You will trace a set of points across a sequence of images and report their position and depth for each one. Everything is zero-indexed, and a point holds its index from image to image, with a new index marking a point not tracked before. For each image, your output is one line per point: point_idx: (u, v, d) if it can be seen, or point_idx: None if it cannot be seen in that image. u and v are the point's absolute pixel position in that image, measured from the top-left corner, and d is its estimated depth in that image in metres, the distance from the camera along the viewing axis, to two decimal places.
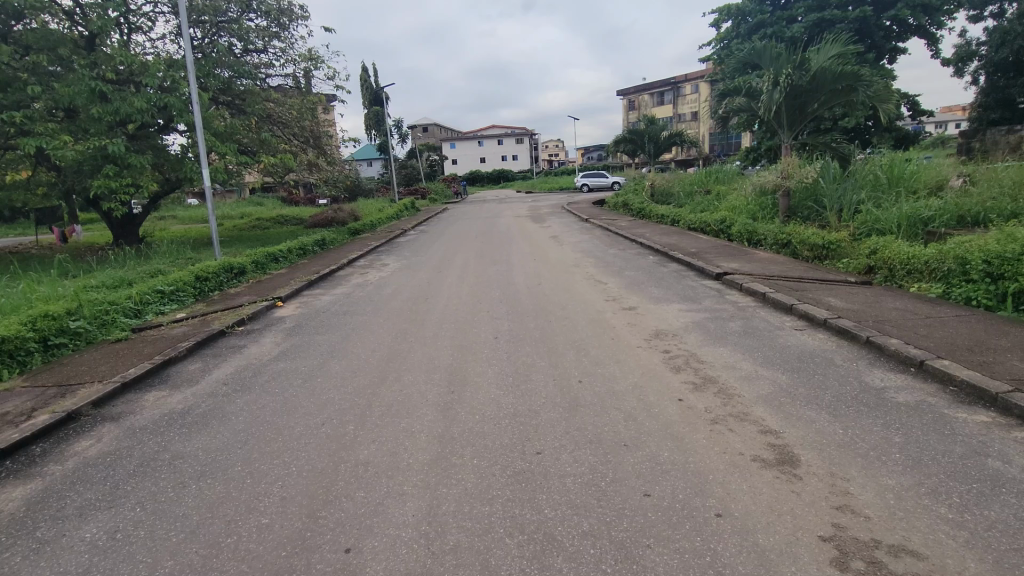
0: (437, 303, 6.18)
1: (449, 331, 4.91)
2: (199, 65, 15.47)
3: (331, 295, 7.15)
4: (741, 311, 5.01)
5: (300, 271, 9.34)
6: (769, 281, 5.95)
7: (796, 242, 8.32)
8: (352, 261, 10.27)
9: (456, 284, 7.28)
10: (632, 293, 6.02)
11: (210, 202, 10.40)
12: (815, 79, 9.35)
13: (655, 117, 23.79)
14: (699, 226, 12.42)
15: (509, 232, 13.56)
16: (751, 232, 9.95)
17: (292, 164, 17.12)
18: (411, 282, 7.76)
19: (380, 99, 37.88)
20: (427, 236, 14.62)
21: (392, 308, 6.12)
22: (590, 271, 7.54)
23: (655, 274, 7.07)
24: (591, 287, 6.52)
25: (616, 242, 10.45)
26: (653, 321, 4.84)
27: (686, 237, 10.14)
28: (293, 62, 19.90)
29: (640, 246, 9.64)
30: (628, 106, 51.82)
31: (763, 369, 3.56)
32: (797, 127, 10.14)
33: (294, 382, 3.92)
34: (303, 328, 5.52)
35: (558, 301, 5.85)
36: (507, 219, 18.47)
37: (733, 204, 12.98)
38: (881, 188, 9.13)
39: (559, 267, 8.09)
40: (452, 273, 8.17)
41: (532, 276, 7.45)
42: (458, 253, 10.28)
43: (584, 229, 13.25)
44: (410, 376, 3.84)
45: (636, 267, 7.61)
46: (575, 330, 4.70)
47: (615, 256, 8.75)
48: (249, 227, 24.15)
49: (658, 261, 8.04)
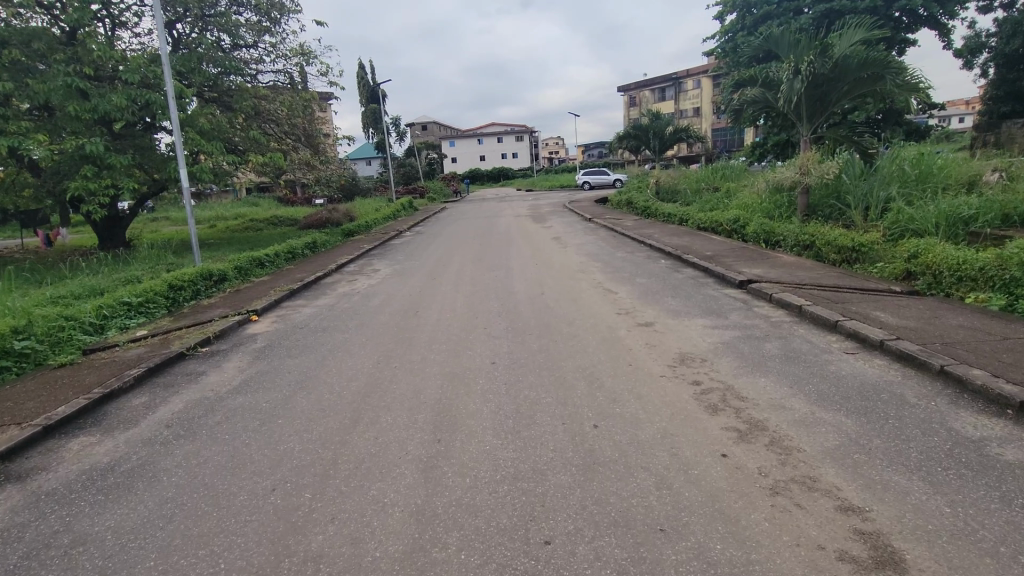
0: (429, 316, 5.54)
1: (439, 354, 4.26)
2: (183, 61, 14.80)
3: (313, 307, 6.49)
4: (776, 328, 4.34)
5: (285, 278, 8.68)
6: (802, 290, 5.29)
7: (821, 243, 7.66)
8: (340, 266, 9.61)
9: (451, 294, 6.64)
10: (646, 305, 5.35)
11: (189, 204, 9.71)
12: (837, 67, 8.68)
13: (659, 112, 23.13)
14: (709, 226, 11.76)
15: (509, 234, 12.89)
16: (768, 233, 9.28)
17: (284, 163, 16.46)
18: (402, 291, 7.10)
19: (376, 96, 37.20)
20: (423, 238, 13.96)
21: (379, 323, 5.47)
22: (598, 278, 6.88)
23: (670, 281, 6.40)
24: (601, 297, 5.85)
25: (623, 243, 9.80)
26: (675, 342, 4.18)
27: (698, 238, 9.48)
28: (284, 58, 19.22)
29: (649, 249, 8.97)
30: (629, 102, 51.07)
31: (820, 409, 2.89)
32: (816, 120, 9.44)
33: (250, 424, 3.26)
34: (275, 349, 4.86)
35: (564, 315, 5.19)
36: (508, 219, 17.79)
37: (746, 203, 12.28)
38: (910, 184, 8.45)
39: (564, 273, 7.42)
40: (447, 281, 7.52)
41: (534, 284, 6.78)
42: (454, 257, 9.64)
43: (588, 229, 12.60)
44: (390, 417, 3.18)
45: (648, 273, 6.94)
46: (585, 353, 4.04)
47: (623, 260, 8.08)
48: (242, 228, 23.47)
49: (672, 266, 7.37)
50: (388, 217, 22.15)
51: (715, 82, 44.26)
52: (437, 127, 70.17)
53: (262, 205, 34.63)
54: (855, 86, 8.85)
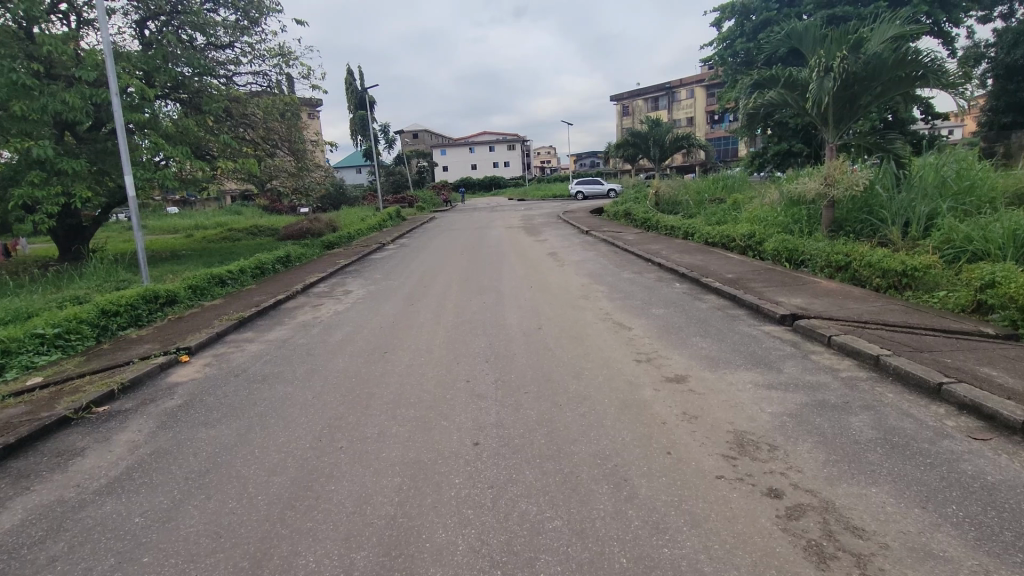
0: (400, 360, 4.43)
1: (403, 428, 3.13)
2: (147, 58, 13.64)
3: (262, 343, 5.34)
4: (854, 391, 3.26)
5: (241, 301, 7.51)
6: (866, 331, 4.21)
7: (860, 266, 6.63)
8: (308, 285, 8.47)
9: (430, 326, 5.54)
10: (672, 349, 4.26)
11: (136, 214, 8.50)
12: (870, 66, 7.64)
13: (658, 119, 22.16)
14: (720, 241, 10.76)
15: (499, 249, 11.79)
16: (791, 250, 8.26)
17: (258, 170, 15.30)
18: (373, 321, 5.98)
19: (363, 103, 36.11)
20: (407, 252, 12.84)
21: (335, 368, 4.35)
22: (605, 307, 5.78)
23: (692, 313, 5.34)
24: (613, 335, 4.76)
25: (627, 262, 8.77)
26: (723, 412, 3.08)
27: (713, 256, 8.45)
28: (263, 59, 18.15)
29: (660, 269, 7.88)
30: (621, 111, 50.37)
31: (996, 565, 1.81)
32: (844, 125, 8.40)
33: (98, 565, 2.10)
34: (192, 410, 3.71)
35: (570, 363, 4.08)
36: (500, 231, 16.72)
37: (759, 215, 11.24)
38: (955, 196, 7.44)
39: (565, 299, 6.33)
40: (428, 308, 6.41)
41: (528, 314, 5.69)
42: (438, 277, 8.54)
43: (587, 244, 11.56)
44: (309, 559, 2.06)
45: (664, 302, 5.86)
46: (603, 431, 2.93)
47: (632, 283, 6.99)
48: (219, 239, 22.26)
49: (691, 292, 6.28)
50: (373, 228, 21.00)
51: (709, 92, 43.63)
52: (428, 134, 69.13)
53: (246, 213, 33.44)
54: (888, 88, 7.81)
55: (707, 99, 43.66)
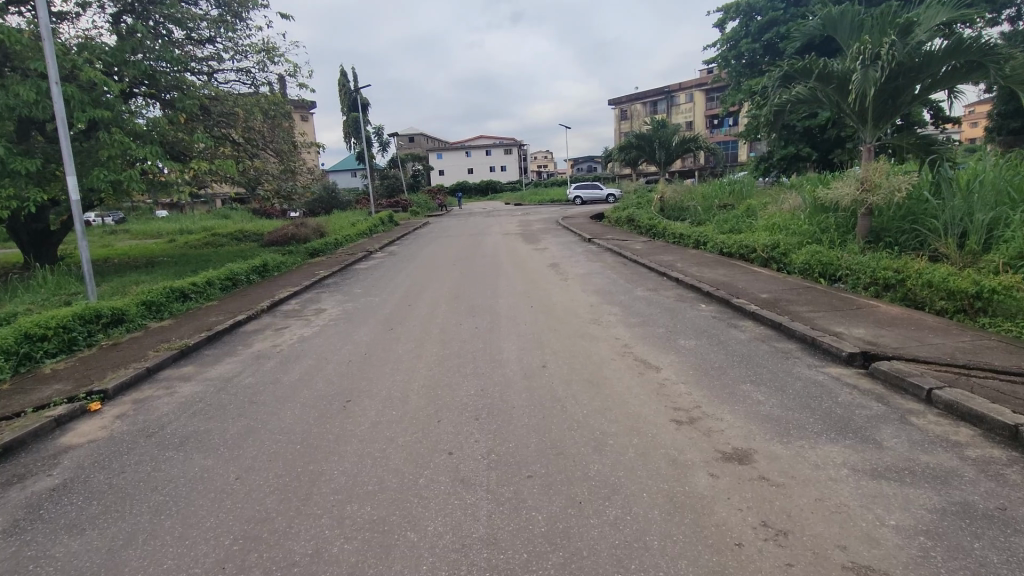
0: (365, 415, 3.41)
1: (351, 547, 2.12)
2: (114, 51, 12.55)
3: (200, 384, 4.31)
4: (1007, 488, 2.25)
5: (197, 321, 6.49)
6: (972, 380, 3.22)
7: (916, 285, 5.66)
8: (276, 302, 7.44)
9: (410, 360, 4.53)
10: (721, 404, 3.25)
11: (81, 220, 7.46)
12: (919, 55, 6.65)
13: (664, 120, 21.13)
14: (738, 251, 9.81)
15: (495, 259, 10.77)
16: (825, 264, 7.31)
17: (235, 172, 14.22)
18: (341, 351, 4.98)
19: (356, 105, 35.12)
20: (395, 261, 11.82)
21: (279, 427, 3.34)
22: (623, 338, 4.78)
23: (732, 347, 4.35)
24: (638, 380, 3.75)
25: (640, 276, 7.79)
26: (826, 527, 2.07)
27: (737, 270, 7.48)
28: (246, 56, 17.12)
29: (679, 287, 6.88)
30: (620, 115, 49.56)
31: None
32: (883, 122, 7.43)
33: None
34: (69, 496, 2.68)
35: (589, 427, 3.07)
36: (496, 238, 15.74)
37: (780, 222, 10.24)
38: (1019, 202, 6.46)
39: (572, 324, 5.32)
40: (411, 333, 5.40)
41: (531, 345, 4.70)
42: (426, 293, 7.55)
43: (592, 254, 10.59)
44: None
45: (693, 330, 4.88)
46: (650, 564, 1.93)
47: (649, 305, 5.98)
48: (202, 245, 21.22)
49: (721, 317, 5.27)
50: (363, 234, 19.99)
51: (708, 96, 42.82)
52: (425, 138, 68.10)
53: (235, 217, 32.42)
54: (940, 80, 6.79)
55: (706, 103, 42.84)
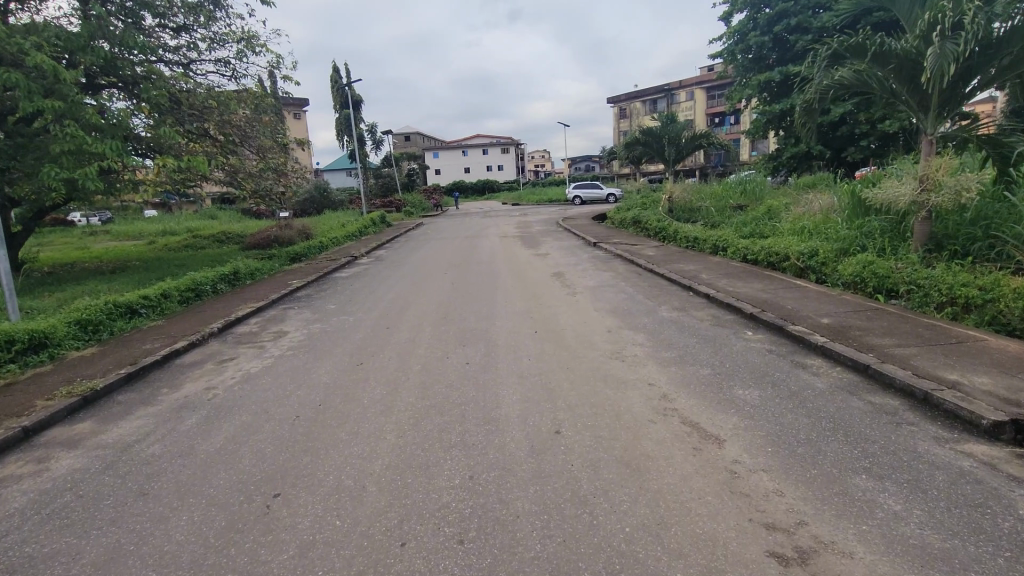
0: (293, 529, 2.28)
1: None
2: (71, 36, 11.15)
3: (85, 454, 3.14)
4: None
5: (127, 349, 5.31)
6: None
7: (1017, 309, 4.53)
8: (231, 322, 6.26)
9: (377, 416, 3.40)
10: (838, 521, 2.11)
11: None
12: (1001, 28, 5.52)
13: (673, 113, 19.89)
14: (765, 259, 8.69)
15: (491, 267, 9.65)
16: (882, 276, 6.19)
17: (207, 169, 12.96)
18: (292, 399, 3.83)
19: (346, 102, 33.91)
20: (382, 268, 10.66)
21: (159, 551, 2.19)
22: (659, 384, 3.64)
23: (812, 403, 3.21)
24: (697, 464, 2.61)
25: (661, 291, 6.67)
26: None
27: (777, 284, 6.37)
28: (224, 45, 15.93)
29: (712, 306, 5.74)
30: (618, 113, 48.53)
31: None
32: (948, 111, 6.31)
33: None
34: None
35: (641, 568, 1.92)
36: (493, 241, 14.59)
37: (811, 226, 9.13)
38: None
39: (588, 361, 4.19)
40: (385, 371, 4.27)
41: (537, 395, 3.57)
42: (411, 311, 6.40)
43: (601, 262, 9.46)
44: None
45: (751, 374, 3.74)
46: None
47: (681, 333, 4.83)
48: (181, 247, 20.06)
49: (779, 352, 4.14)
50: (351, 236, 18.82)
51: (709, 94, 41.82)
52: (421, 137, 67.04)
53: (221, 218, 31.19)
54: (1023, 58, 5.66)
55: (707, 102, 41.81)
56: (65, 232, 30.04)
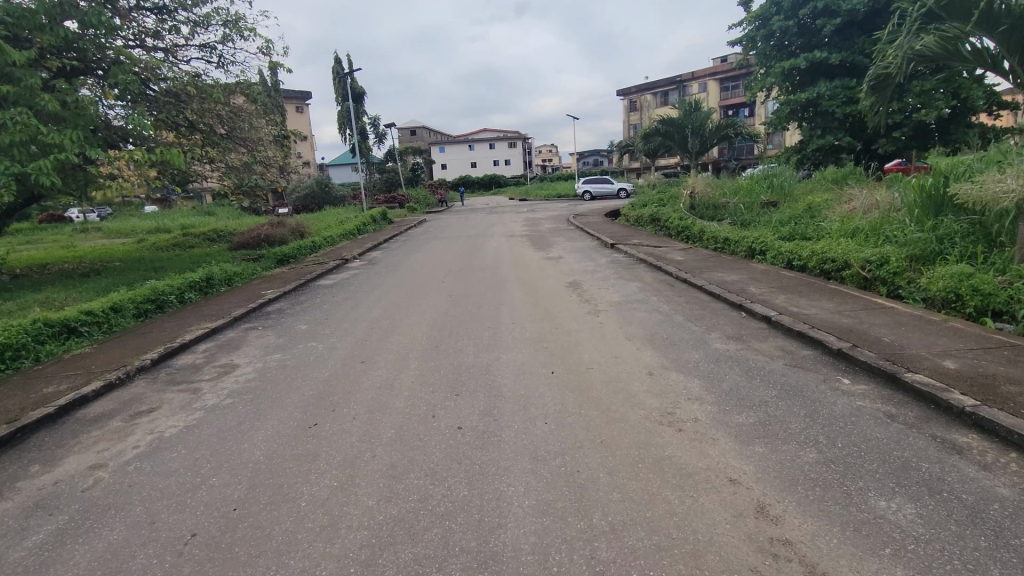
0: None
1: None
2: (24, 14, 9.90)
3: None
4: None
5: (20, 394, 4.08)
6: None
7: None
8: (171, 350, 5.05)
9: (311, 545, 2.16)
10: None
11: None
12: None
13: (696, 102, 18.46)
14: (819, 266, 7.40)
15: (496, 273, 8.41)
16: (990, 293, 4.89)
17: (182, 164, 11.48)
18: (202, 496, 2.61)
19: (346, 94, 32.56)
20: (373, 274, 9.43)
21: None
22: (748, 484, 2.37)
23: (1016, 533, 1.97)
24: None
25: (704, 310, 5.42)
26: None
27: (852, 302, 5.09)
28: (209, 28, 14.68)
29: (777, 336, 4.45)
30: (629, 106, 46.99)
31: None
32: None
33: None
34: None
35: None
36: (499, 241, 13.33)
37: (870, 228, 7.81)
38: None
39: (631, 432, 2.94)
40: (343, 444, 3.03)
41: (561, 503, 2.32)
42: (394, 337, 5.15)
43: (623, 268, 8.21)
44: None
45: (883, 461, 2.49)
46: None
47: (752, 380, 3.54)
48: (169, 246, 18.87)
49: (907, 418, 2.88)
50: (347, 234, 17.58)
51: (722, 85, 40.29)
52: (427, 132, 65.78)
53: (219, 214, 30.03)
54: None
55: (721, 93, 40.28)
56: (57, 230, 29.01)
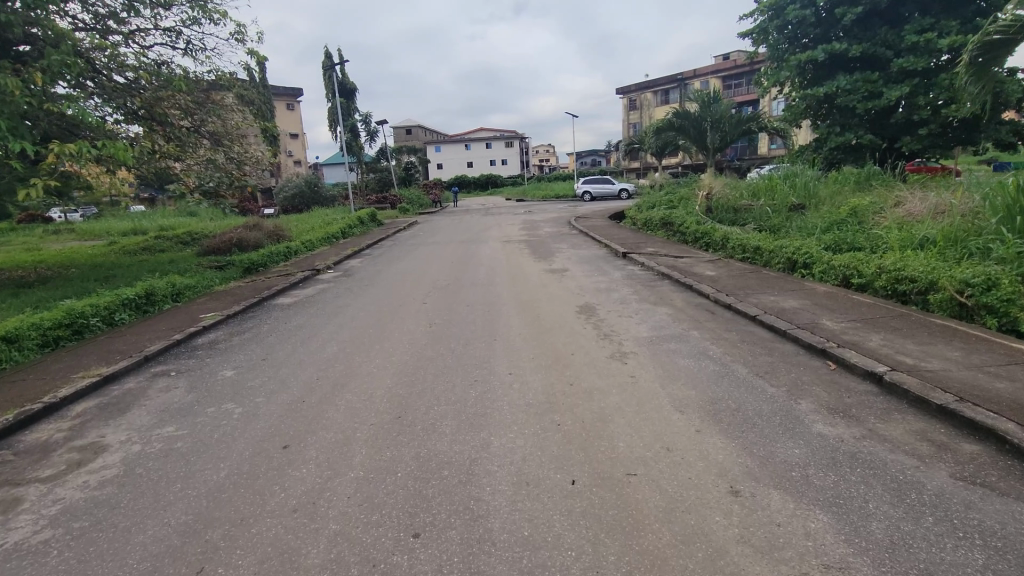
0: None
1: None
2: None
3: None
4: None
5: None
6: None
7: None
8: (27, 416, 3.55)
9: None
10: None
11: None
12: None
13: (716, 93, 16.97)
14: (892, 286, 5.92)
15: (490, 292, 6.91)
16: None
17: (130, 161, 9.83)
18: None
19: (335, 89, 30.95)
20: (343, 290, 7.93)
21: None
22: None
23: None
24: None
25: (771, 357, 3.96)
26: None
27: (984, 351, 3.63)
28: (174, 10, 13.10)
29: (904, 413, 2.97)
30: (628, 104, 45.48)
31: None
32: None
33: None
34: None
35: None
36: (495, 248, 11.80)
37: (947, 240, 6.35)
38: None
39: None
40: None
41: None
42: (344, 398, 3.64)
43: (643, 286, 6.76)
44: None
45: None
46: None
47: (923, 520, 2.05)
48: (137, 250, 17.33)
49: None
50: (330, 238, 16.01)
51: (725, 83, 39.06)
52: (422, 131, 64.28)
53: (201, 215, 28.48)
54: None
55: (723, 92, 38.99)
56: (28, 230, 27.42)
